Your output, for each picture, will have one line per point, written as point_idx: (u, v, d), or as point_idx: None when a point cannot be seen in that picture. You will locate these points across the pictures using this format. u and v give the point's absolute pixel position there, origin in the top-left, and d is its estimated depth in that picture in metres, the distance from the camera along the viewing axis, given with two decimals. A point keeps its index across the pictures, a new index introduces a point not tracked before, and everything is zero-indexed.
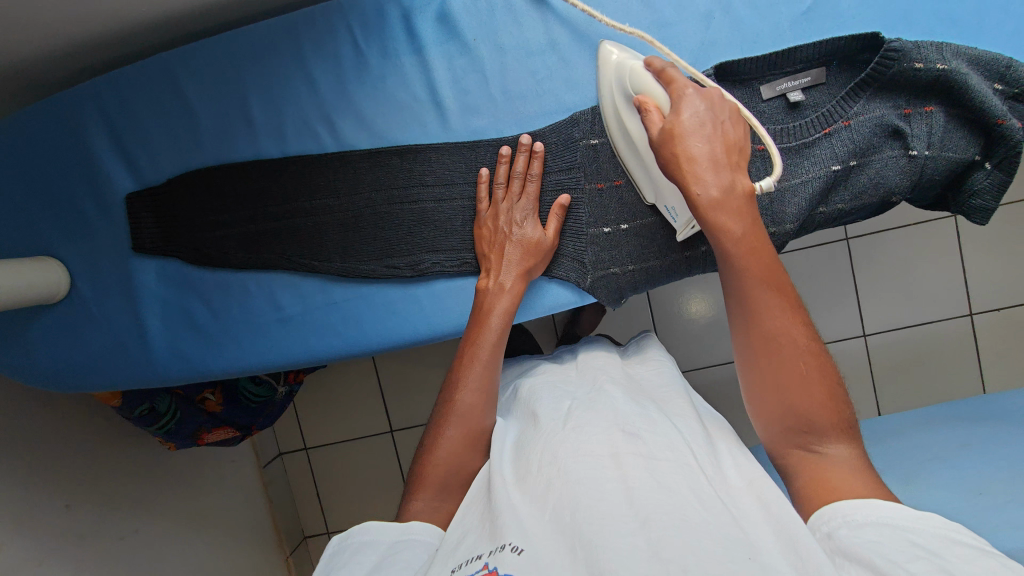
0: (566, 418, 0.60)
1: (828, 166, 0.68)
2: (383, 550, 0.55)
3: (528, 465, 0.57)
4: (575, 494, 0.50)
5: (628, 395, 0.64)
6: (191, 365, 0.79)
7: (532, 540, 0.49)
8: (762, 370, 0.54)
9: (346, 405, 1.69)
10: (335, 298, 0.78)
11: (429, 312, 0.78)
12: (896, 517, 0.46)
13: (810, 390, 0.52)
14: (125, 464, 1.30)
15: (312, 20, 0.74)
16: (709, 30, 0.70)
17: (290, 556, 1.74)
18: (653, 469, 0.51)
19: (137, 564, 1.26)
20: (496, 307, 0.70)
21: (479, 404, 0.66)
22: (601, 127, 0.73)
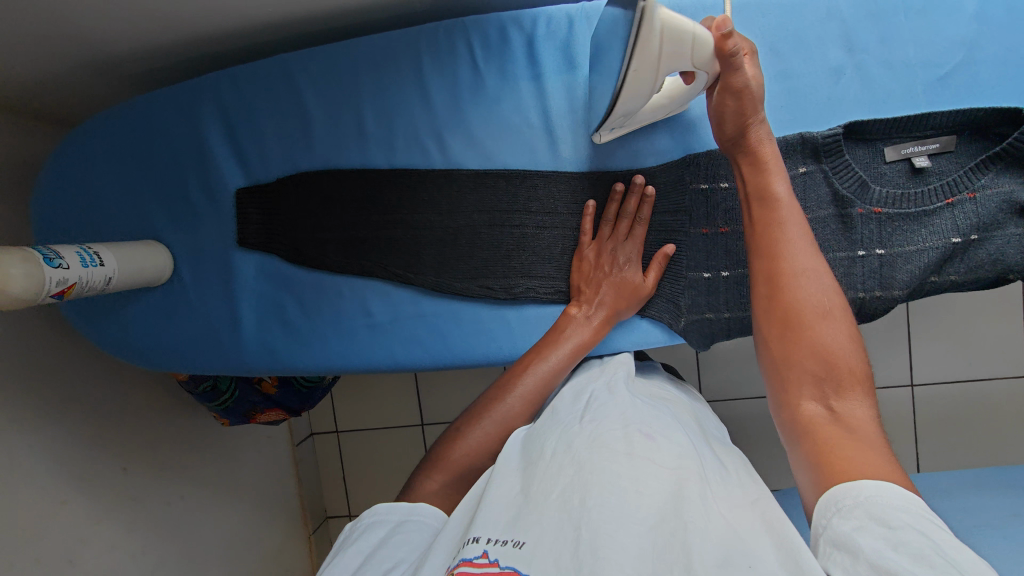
0: (583, 414, 0.61)
1: (946, 237, 0.67)
2: (389, 529, 0.57)
3: (538, 454, 0.56)
4: (584, 483, 0.50)
5: (645, 401, 0.64)
6: (278, 360, 0.81)
7: (534, 527, 0.49)
8: (778, 315, 0.61)
9: (380, 394, 1.72)
10: (424, 310, 0.79)
11: (519, 339, 0.78)
12: (884, 494, 0.47)
13: (823, 330, 0.59)
14: (177, 434, 1.33)
15: (435, 36, 0.74)
16: (838, 85, 0.69)
17: (312, 534, 1.78)
18: (662, 472, 0.52)
19: (178, 530, 1.29)
20: (576, 336, 0.70)
21: (519, 412, 0.67)
22: (713, 172, 0.73)
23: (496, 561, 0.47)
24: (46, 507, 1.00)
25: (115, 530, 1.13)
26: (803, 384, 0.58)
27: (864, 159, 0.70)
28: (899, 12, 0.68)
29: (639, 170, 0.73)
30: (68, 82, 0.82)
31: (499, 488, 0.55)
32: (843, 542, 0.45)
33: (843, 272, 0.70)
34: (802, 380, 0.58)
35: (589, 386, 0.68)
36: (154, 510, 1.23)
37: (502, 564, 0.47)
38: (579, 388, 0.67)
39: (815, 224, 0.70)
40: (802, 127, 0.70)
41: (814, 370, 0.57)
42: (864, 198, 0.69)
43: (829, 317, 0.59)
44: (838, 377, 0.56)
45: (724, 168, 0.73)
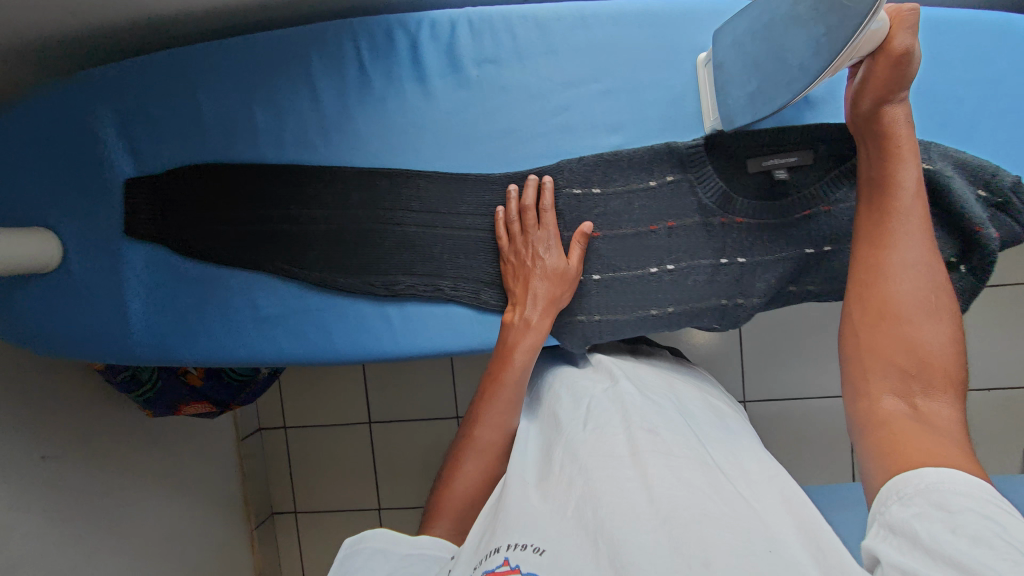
0: (585, 425, 0.67)
1: (801, 248, 0.70)
2: (396, 562, 0.62)
3: (550, 470, 0.65)
4: (595, 499, 0.57)
5: (646, 399, 0.71)
6: (167, 350, 0.82)
7: (552, 536, 0.56)
8: (872, 307, 0.61)
9: (332, 390, 1.76)
10: (309, 304, 0.80)
11: (400, 335, 0.80)
12: (945, 481, 0.48)
13: (925, 328, 0.58)
14: (110, 428, 1.34)
15: (321, 36, 0.76)
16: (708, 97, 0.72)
17: (255, 530, 1.79)
18: (671, 464, 0.58)
19: (103, 522, 1.28)
20: (519, 343, 0.72)
21: (496, 440, 0.74)
22: (585, 177, 0.74)
23: (517, 567, 0.53)
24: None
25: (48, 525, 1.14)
26: (880, 377, 0.58)
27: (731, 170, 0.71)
28: None
29: (517, 176, 0.75)
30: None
31: (518, 497, 0.62)
32: (901, 526, 0.47)
33: (706, 279, 0.73)
34: (891, 372, 0.58)
35: (589, 394, 0.74)
36: (88, 504, 1.24)
37: (523, 570, 0.52)
38: (583, 398, 0.74)
39: (680, 231, 0.73)
40: (670, 137, 0.73)
41: (908, 347, 0.58)
42: (728, 209, 0.71)
43: (929, 313, 0.59)
44: (920, 372, 0.56)
45: (598, 174, 0.74)
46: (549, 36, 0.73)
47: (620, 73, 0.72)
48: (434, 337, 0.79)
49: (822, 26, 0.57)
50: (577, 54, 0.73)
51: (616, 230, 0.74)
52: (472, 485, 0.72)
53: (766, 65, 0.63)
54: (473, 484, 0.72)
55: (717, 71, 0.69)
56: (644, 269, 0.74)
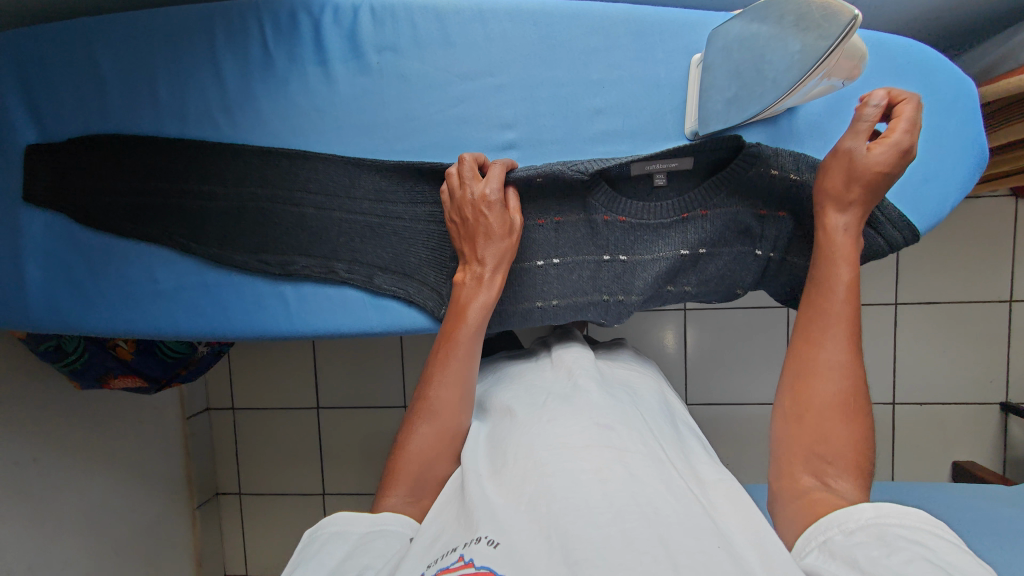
0: (542, 416, 0.67)
1: (677, 248, 0.73)
2: (353, 541, 0.61)
3: (503, 463, 0.64)
4: (547, 491, 0.56)
5: (602, 392, 0.71)
6: (63, 319, 0.82)
7: (503, 530, 0.54)
8: (799, 400, 0.61)
9: (282, 374, 1.79)
10: (207, 280, 0.81)
11: (295, 315, 0.81)
12: (884, 514, 0.50)
13: (841, 425, 0.58)
14: (38, 400, 1.34)
15: (225, 12, 0.76)
16: (601, 97, 0.73)
17: (196, 510, 1.81)
18: (621, 458, 0.59)
19: (26, 490, 1.29)
20: (474, 301, 0.70)
21: (454, 401, 0.70)
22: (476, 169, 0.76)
23: (470, 561, 0.52)
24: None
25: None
26: (800, 461, 0.59)
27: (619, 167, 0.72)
28: (656, 34, 0.72)
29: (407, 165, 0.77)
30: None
31: (476, 490, 0.61)
32: (844, 554, 0.48)
33: (589, 274, 0.75)
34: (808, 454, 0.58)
35: (546, 390, 0.74)
36: (10, 475, 1.25)
37: (476, 564, 0.52)
38: (540, 394, 0.73)
39: (566, 225, 0.75)
40: (562, 134, 0.74)
41: (840, 416, 0.59)
42: (611, 207, 0.72)
43: (847, 415, 0.59)
44: (832, 457, 0.57)
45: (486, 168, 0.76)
46: (446, 27, 0.74)
47: (515, 69, 0.74)
48: (330, 319, 0.80)
49: (798, 42, 0.55)
50: (474, 47, 0.74)
51: None
52: (430, 444, 0.68)
53: (748, 73, 0.63)
54: (434, 450, 0.68)
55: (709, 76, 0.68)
56: (529, 262, 0.75)
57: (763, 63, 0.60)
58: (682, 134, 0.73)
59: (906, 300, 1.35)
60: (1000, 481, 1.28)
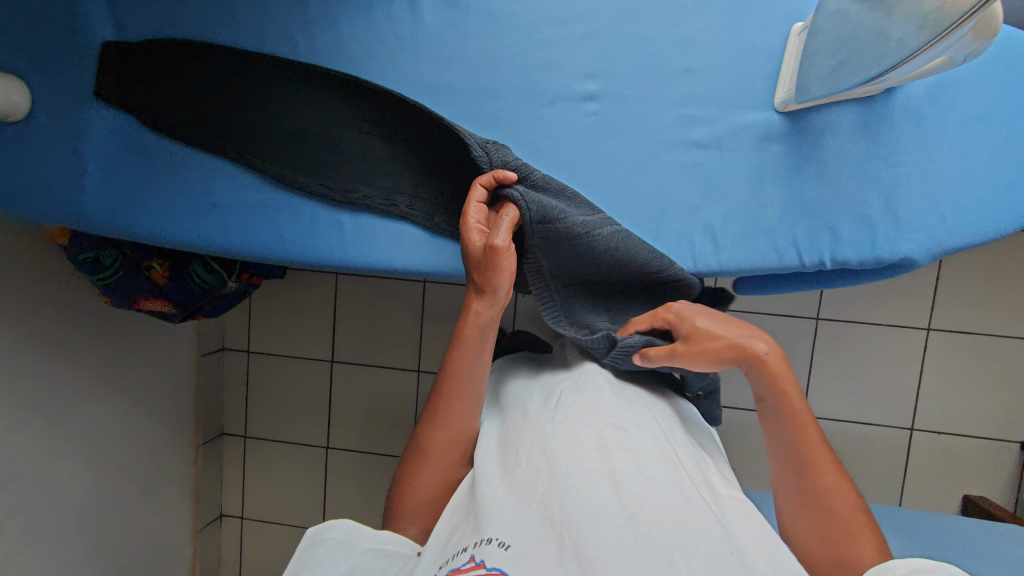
0: (555, 412, 0.64)
1: (750, 218, 0.72)
2: (355, 555, 0.62)
3: (515, 462, 0.60)
4: (560, 486, 0.54)
5: (616, 389, 0.69)
6: (115, 220, 0.81)
7: (515, 532, 0.52)
8: (828, 539, 0.59)
9: (298, 326, 1.84)
10: (266, 197, 0.80)
11: (347, 245, 0.79)
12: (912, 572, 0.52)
13: (864, 549, 0.57)
14: (67, 310, 1.35)
15: None
16: (690, 57, 0.71)
17: (200, 445, 1.86)
18: (633, 458, 0.56)
19: (41, 399, 1.30)
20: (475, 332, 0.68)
21: (457, 432, 0.68)
22: (555, 115, 0.74)
23: (482, 563, 0.50)
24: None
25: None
26: None
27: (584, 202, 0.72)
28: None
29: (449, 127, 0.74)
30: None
31: (485, 489, 0.59)
32: None
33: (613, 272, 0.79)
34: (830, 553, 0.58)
35: (559, 386, 0.71)
36: (32, 381, 1.27)
37: (486, 565, 0.50)
38: (551, 391, 0.70)
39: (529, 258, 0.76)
40: (644, 90, 0.73)
41: (852, 534, 0.58)
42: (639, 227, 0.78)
43: (865, 529, 0.58)
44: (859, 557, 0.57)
45: (565, 117, 0.74)
46: None
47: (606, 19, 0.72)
48: (383, 253, 0.79)
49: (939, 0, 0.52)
50: None
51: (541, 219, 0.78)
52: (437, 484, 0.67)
53: (861, 37, 0.60)
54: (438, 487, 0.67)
55: (813, 39, 0.64)
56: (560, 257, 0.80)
57: (889, 24, 0.57)
58: (770, 105, 0.71)
59: (938, 325, 1.34)
60: (1009, 517, 1.26)
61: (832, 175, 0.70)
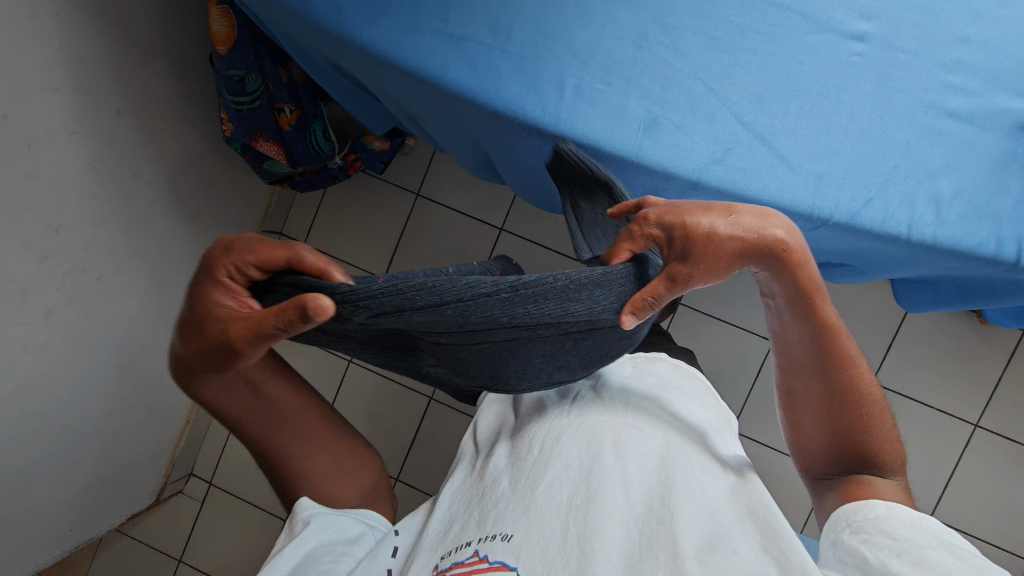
0: (572, 408, 0.69)
1: (983, 200, 0.71)
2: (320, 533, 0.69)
3: (528, 452, 0.66)
4: (574, 482, 0.61)
5: (625, 386, 0.71)
6: (338, 18, 0.80)
7: (519, 525, 0.59)
8: (849, 414, 0.64)
9: (361, 229, 1.75)
10: (502, 41, 0.79)
11: (566, 112, 0.78)
12: (886, 513, 0.57)
13: (879, 429, 0.63)
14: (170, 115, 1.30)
15: None
16: (971, 26, 0.71)
17: None
18: (641, 462, 0.62)
19: (127, 208, 1.24)
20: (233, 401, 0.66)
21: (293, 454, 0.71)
22: (820, 45, 0.74)
23: (485, 557, 0.58)
24: (39, 85, 0.95)
25: (83, 169, 1.09)
26: (840, 475, 0.65)
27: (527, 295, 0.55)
28: None
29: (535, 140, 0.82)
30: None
31: (494, 489, 0.65)
32: (851, 548, 0.56)
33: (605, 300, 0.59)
34: (835, 450, 0.65)
35: (578, 384, 0.75)
36: (120, 169, 1.19)
37: (491, 560, 0.58)
38: (569, 387, 0.74)
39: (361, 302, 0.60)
40: (916, 44, 0.72)
41: (863, 424, 0.63)
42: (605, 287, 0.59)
43: (879, 414, 0.64)
44: (885, 462, 0.63)
45: (826, 48, 0.74)
46: None
47: None
48: (586, 129, 0.78)
49: None
50: None
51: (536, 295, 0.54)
52: (320, 466, 0.73)
53: None
54: (324, 455, 0.73)
55: None
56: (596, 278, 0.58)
57: None
58: None
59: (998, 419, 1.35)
60: None
61: None
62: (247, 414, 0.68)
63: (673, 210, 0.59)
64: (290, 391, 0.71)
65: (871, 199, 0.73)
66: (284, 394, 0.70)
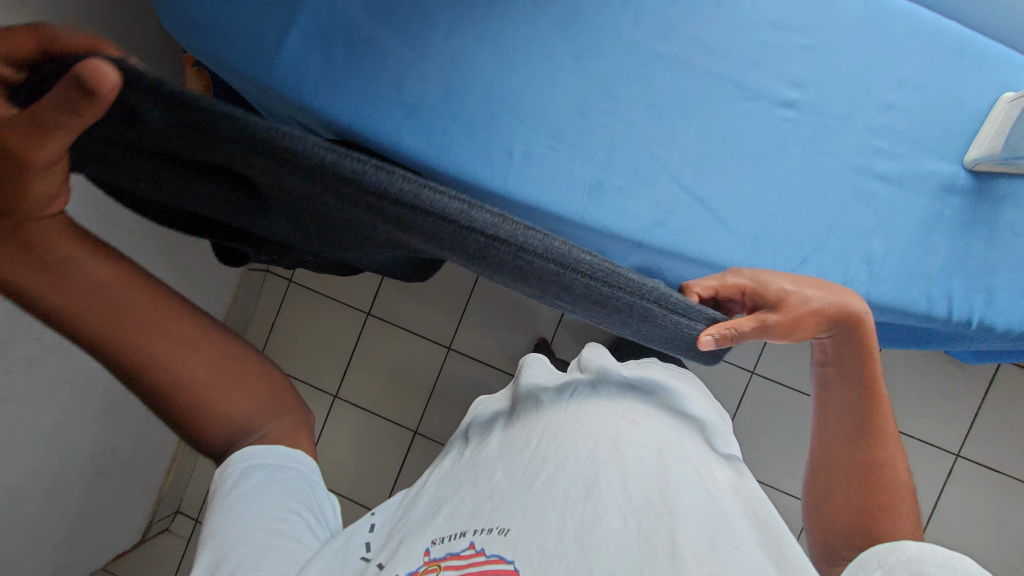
0: (569, 406, 0.64)
1: (915, 260, 0.74)
2: (263, 478, 0.56)
3: (521, 445, 0.60)
4: (573, 474, 0.53)
5: (625, 387, 0.67)
6: (298, 83, 0.79)
7: (519, 516, 0.50)
8: (872, 491, 0.59)
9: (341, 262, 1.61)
10: (453, 109, 0.81)
11: (514, 175, 0.81)
12: (924, 552, 0.47)
13: (899, 519, 0.57)
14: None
15: None
16: (897, 93, 0.75)
17: None
18: (642, 454, 0.55)
19: None
20: (79, 274, 0.49)
21: (179, 361, 0.54)
22: (755, 112, 0.77)
23: (482, 551, 0.49)
24: None
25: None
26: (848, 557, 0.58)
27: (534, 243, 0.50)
28: (976, 60, 0.74)
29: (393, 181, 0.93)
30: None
31: (484, 483, 0.57)
32: None
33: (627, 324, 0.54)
34: (851, 529, 0.58)
35: (576, 381, 0.70)
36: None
37: (487, 553, 0.49)
38: (566, 385, 0.70)
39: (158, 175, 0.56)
40: (846, 110, 0.75)
41: (888, 509, 0.58)
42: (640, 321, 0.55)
43: (903, 504, 0.58)
44: None
45: (761, 115, 0.77)
46: None
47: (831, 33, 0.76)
48: (533, 192, 0.80)
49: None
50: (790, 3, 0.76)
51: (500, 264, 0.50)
52: (204, 372, 0.56)
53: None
54: (206, 349, 0.56)
55: None
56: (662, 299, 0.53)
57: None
58: (959, 160, 0.74)
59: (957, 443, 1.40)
60: None
61: (1001, 244, 0.74)
62: (71, 302, 0.49)
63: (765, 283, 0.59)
64: (119, 275, 0.52)
65: (807, 258, 0.75)
66: (112, 278, 0.51)
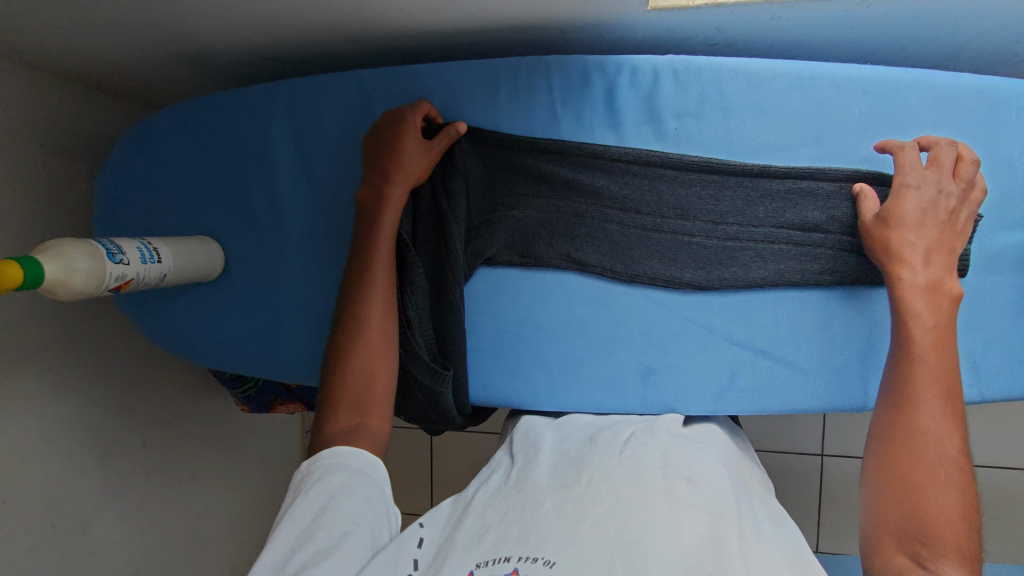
0: (622, 450, 0.63)
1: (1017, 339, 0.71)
2: (351, 478, 0.58)
3: (575, 479, 0.59)
4: (623, 516, 0.53)
5: (680, 436, 0.67)
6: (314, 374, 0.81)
7: (567, 549, 0.51)
8: (901, 470, 0.55)
9: None
10: (481, 345, 0.77)
11: (561, 391, 0.76)
12: None
13: (934, 496, 0.52)
14: (218, 422, 1.23)
15: (511, 70, 0.72)
16: None
17: None
18: (699, 512, 0.54)
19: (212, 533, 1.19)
20: (380, 216, 0.69)
21: (383, 317, 0.67)
22: (797, 236, 0.70)
23: None
24: (78, 517, 0.91)
25: (144, 538, 1.03)
26: (893, 538, 0.52)
27: (711, 201, 0.71)
28: (1010, 111, 0.68)
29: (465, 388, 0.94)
30: (134, 63, 0.83)
31: (535, 507, 0.56)
32: None
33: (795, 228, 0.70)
34: (897, 503, 0.53)
35: (628, 426, 0.69)
36: (184, 504, 1.12)
37: None
38: (620, 428, 0.68)
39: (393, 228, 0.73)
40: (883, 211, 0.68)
41: (943, 484, 0.53)
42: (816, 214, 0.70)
43: (955, 481, 0.53)
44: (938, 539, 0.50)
45: (806, 235, 0.70)
46: (761, 93, 0.69)
47: (835, 136, 0.69)
48: (588, 399, 0.75)
49: None
50: (779, 122, 0.70)
51: (658, 197, 0.72)
52: (383, 328, 0.67)
53: None
54: (388, 299, 0.68)
55: None
56: (813, 217, 0.70)
57: None
58: None
59: None
60: None
61: None
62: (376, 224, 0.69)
63: (902, 202, 0.65)
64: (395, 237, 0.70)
65: None
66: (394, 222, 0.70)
